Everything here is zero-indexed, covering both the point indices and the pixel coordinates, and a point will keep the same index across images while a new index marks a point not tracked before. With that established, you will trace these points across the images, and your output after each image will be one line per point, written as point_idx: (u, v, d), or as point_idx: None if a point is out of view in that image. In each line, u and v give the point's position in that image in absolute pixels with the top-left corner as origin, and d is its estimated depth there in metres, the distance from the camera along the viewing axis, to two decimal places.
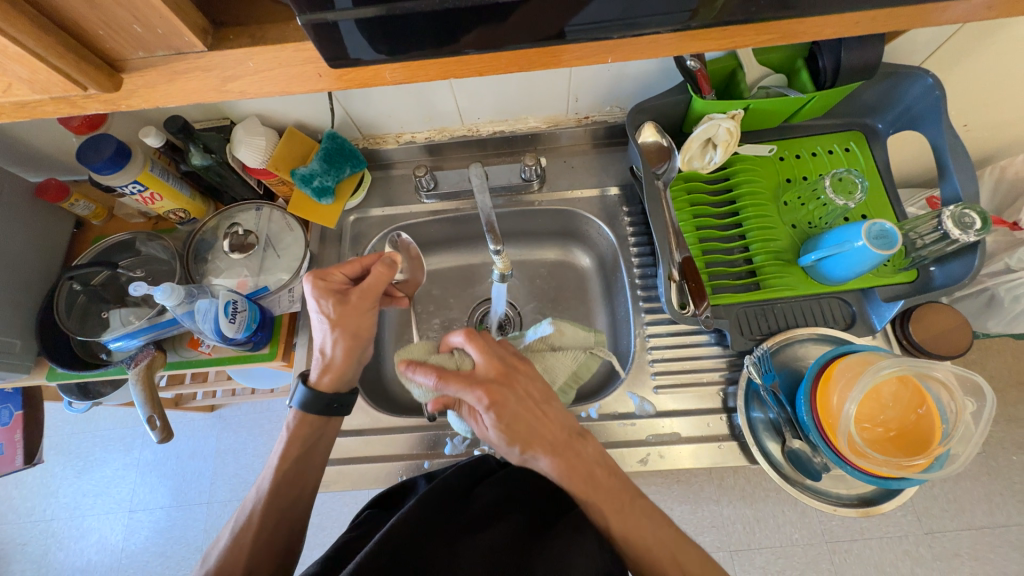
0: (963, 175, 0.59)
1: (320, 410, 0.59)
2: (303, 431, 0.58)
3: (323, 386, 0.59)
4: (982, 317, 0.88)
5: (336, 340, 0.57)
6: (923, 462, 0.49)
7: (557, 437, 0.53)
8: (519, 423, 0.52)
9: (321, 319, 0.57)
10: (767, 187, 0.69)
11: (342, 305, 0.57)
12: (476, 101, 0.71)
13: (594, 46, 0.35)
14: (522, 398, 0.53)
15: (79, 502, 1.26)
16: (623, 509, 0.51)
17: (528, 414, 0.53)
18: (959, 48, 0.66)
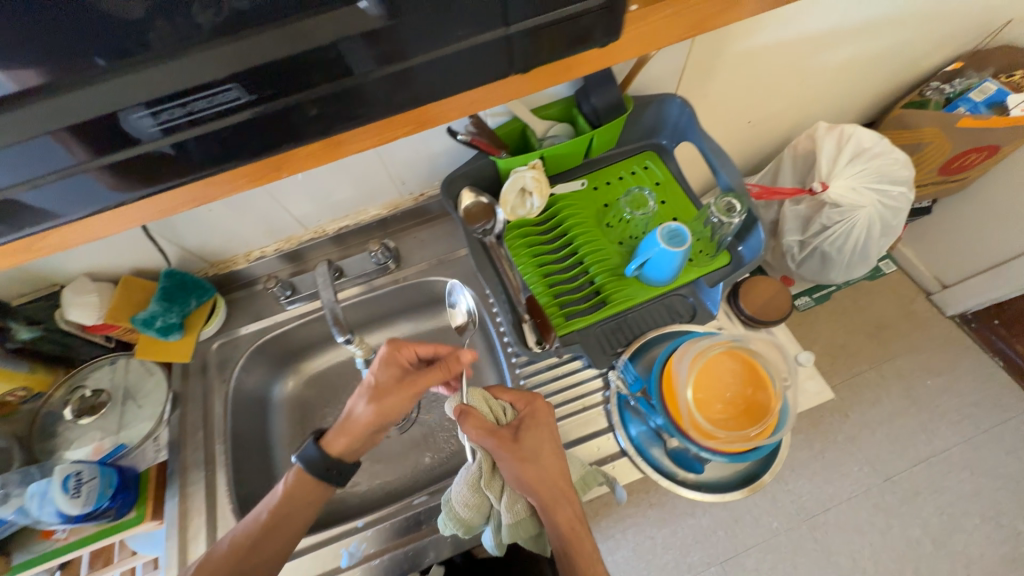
0: (727, 167, 0.68)
1: (320, 472, 0.62)
2: (300, 489, 0.62)
3: (333, 447, 0.63)
4: (825, 271, 1.00)
5: (367, 408, 0.62)
6: (762, 431, 0.53)
7: (562, 485, 0.58)
8: (534, 470, 0.57)
9: (370, 383, 0.63)
10: (589, 215, 0.76)
11: (395, 379, 0.63)
12: (311, 206, 0.76)
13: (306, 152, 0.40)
14: (531, 447, 0.58)
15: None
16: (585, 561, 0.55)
17: (531, 462, 0.57)
18: (701, 70, 0.79)
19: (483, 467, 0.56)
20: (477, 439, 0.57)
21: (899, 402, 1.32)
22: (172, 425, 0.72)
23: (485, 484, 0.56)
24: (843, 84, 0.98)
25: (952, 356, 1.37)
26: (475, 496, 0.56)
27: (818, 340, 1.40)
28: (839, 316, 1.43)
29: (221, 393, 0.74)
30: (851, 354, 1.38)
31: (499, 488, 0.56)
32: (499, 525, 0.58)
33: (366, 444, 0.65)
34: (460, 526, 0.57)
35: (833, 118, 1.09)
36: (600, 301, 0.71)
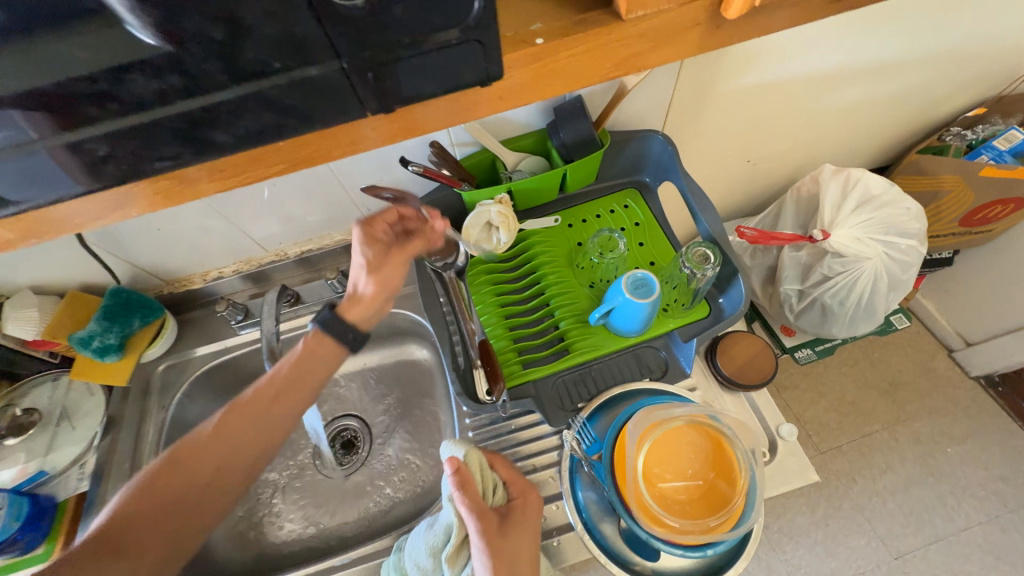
0: (707, 213, 0.63)
1: (337, 337, 0.54)
2: (364, 307, 0.54)
3: (350, 314, 0.54)
4: (826, 325, 0.92)
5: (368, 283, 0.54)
6: (719, 524, 0.46)
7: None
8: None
9: (360, 264, 0.54)
10: (560, 254, 0.71)
11: (380, 256, 0.54)
12: (270, 228, 0.72)
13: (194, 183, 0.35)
14: (517, 537, 0.49)
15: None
16: None
17: (514, 559, 0.47)
18: (692, 108, 0.74)
19: (452, 542, 0.48)
20: (463, 509, 0.48)
21: (912, 470, 1.19)
22: (103, 451, 0.68)
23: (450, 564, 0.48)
24: (851, 126, 0.91)
25: (974, 423, 1.24)
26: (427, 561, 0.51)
27: (825, 393, 1.29)
28: (849, 368, 1.32)
29: (157, 420, 0.71)
30: (860, 412, 1.26)
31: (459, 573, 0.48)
32: None
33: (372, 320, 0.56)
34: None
35: (841, 161, 1.02)
36: (563, 349, 0.64)
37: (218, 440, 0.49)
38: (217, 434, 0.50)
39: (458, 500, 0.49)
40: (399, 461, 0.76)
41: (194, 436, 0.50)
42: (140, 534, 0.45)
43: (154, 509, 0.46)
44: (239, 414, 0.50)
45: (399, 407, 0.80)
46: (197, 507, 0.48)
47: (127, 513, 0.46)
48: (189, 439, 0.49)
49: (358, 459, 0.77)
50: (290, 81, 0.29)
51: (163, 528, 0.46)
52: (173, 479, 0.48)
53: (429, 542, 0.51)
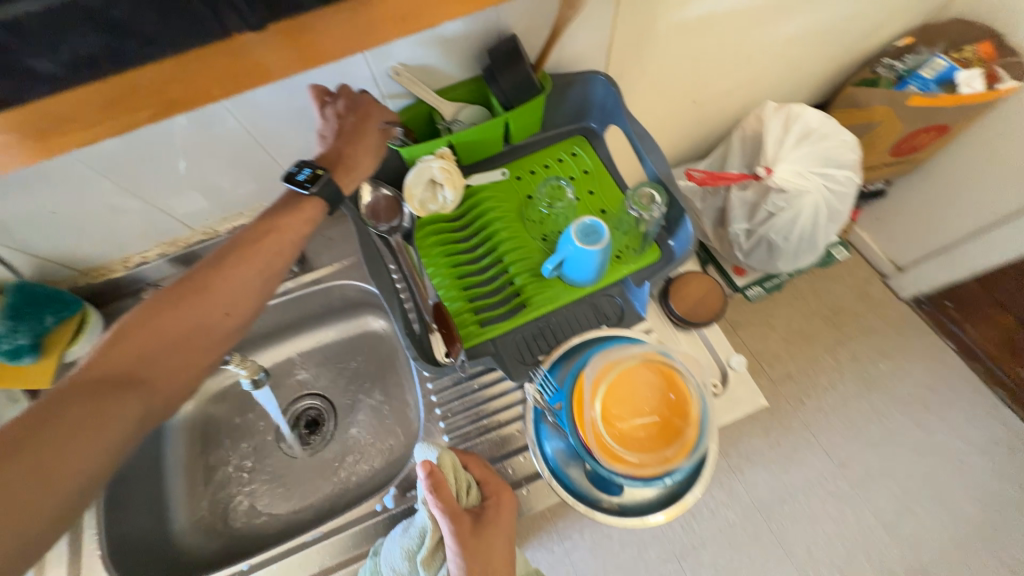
0: (653, 154, 0.62)
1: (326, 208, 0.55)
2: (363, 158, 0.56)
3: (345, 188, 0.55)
4: (773, 261, 0.96)
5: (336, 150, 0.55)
6: (674, 453, 0.48)
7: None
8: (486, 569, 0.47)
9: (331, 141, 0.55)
10: (510, 209, 0.69)
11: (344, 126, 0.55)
12: (191, 203, 0.66)
13: None
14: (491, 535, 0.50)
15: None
16: None
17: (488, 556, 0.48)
18: (632, 46, 0.71)
19: (426, 541, 0.49)
20: (436, 511, 0.48)
21: (852, 387, 1.30)
22: None
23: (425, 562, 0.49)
24: (791, 60, 0.91)
25: (904, 340, 1.35)
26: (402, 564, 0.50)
27: (775, 327, 1.37)
28: (795, 301, 1.40)
29: None
30: (806, 341, 1.36)
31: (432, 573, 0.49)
32: None
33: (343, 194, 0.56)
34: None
35: (783, 97, 1.03)
36: (520, 305, 0.64)
37: (217, 279, 0.49)
38: (213, 276, 0.49)
39: (431, 502, 0.48)
40: (366, 435, 0.75)
41: (193, 276, 0.48)
42: (150, 369, 0.45)
43: (158, 343, 0.46)
44: (239, 266, 0.50)
45: (361, 381, 0.79)
46: (202, 345, 0.48)
47: (129, 349, 0.45)
48: (192, 275, 0.48)
49: (323, 437, 0.75)
50: None
51: (170, 364, 0.46)
52: (173, 320, 0.47)
53: (403, 544, 0.51)
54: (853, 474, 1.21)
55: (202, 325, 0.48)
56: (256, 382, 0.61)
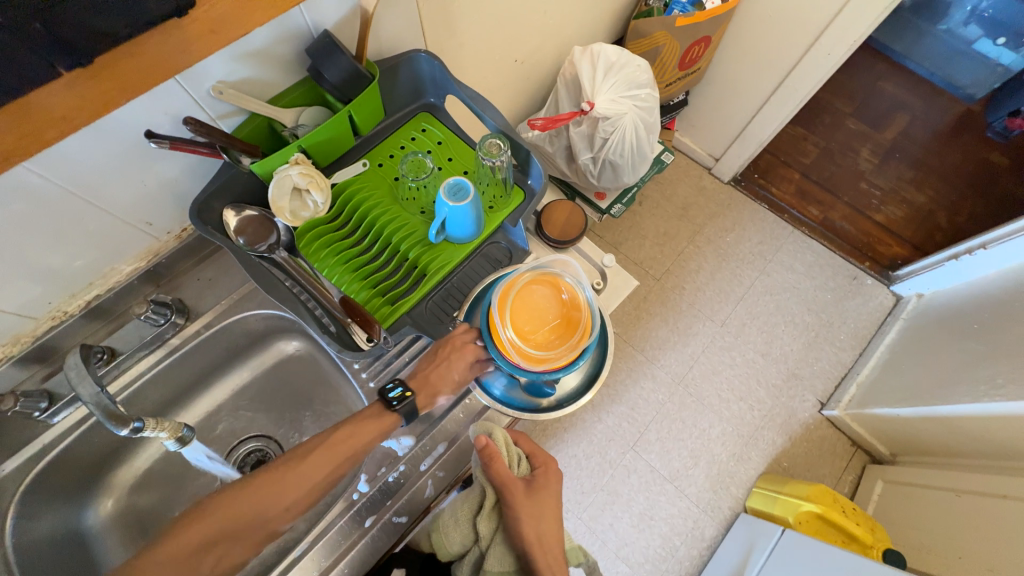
0: (490, 112, 0.70)
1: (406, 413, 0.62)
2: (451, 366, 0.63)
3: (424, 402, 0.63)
4: (621, 178, 1.13)
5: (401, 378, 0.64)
6: (579, 339, 0.58)
7: (555, 551, 0.61)
8: (540, 525, 0.60)
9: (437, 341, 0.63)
10: (382, 195, 0.73)
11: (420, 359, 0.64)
12: (27, 291, 0.59)
13: None
14: (542, 499, 0.62)
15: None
16: None
17: (542, 515, 0.61)
18: (442, 20, 0.78)
19: (485, 504, 0.61)
20: (494, 476, 0.61)
21: (713, 263, 1.60)
22: None
23: (483, 520, 0.61)
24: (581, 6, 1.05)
25: (738, 213, 1.69)
26: (461, 526, 0.62)
27: (646, 236, 1.62)
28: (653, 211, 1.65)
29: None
30: (671, 239, 1.62)
31: (489, 531, 0.61)
32: (472, 561, 0.62)
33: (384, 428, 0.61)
34: (440, 545, 0.62)
35: (586, 41, 1.19)
36: (421, 275, 0.69)
37: (290, 475, 0.56)
38: (284, 473, 0.56)
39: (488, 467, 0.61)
40: None
41: (277, 465, 0.57)
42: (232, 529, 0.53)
43: (221, 534, 0.52)
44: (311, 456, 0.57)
45: (295, 404, 0.79)
46: (242, 544, 0.53)
47: (202, 529, 0.52)
48: (269, 468, 0.56)
49: None
50: None
51: (253, 515, 0.54)
52: (253, 499, 0.55)
53: (463, 509, 0.63)
54: (733, 327, 1.51)
55: (266, 517, 0.54)
56: (183, 439, 0.59)
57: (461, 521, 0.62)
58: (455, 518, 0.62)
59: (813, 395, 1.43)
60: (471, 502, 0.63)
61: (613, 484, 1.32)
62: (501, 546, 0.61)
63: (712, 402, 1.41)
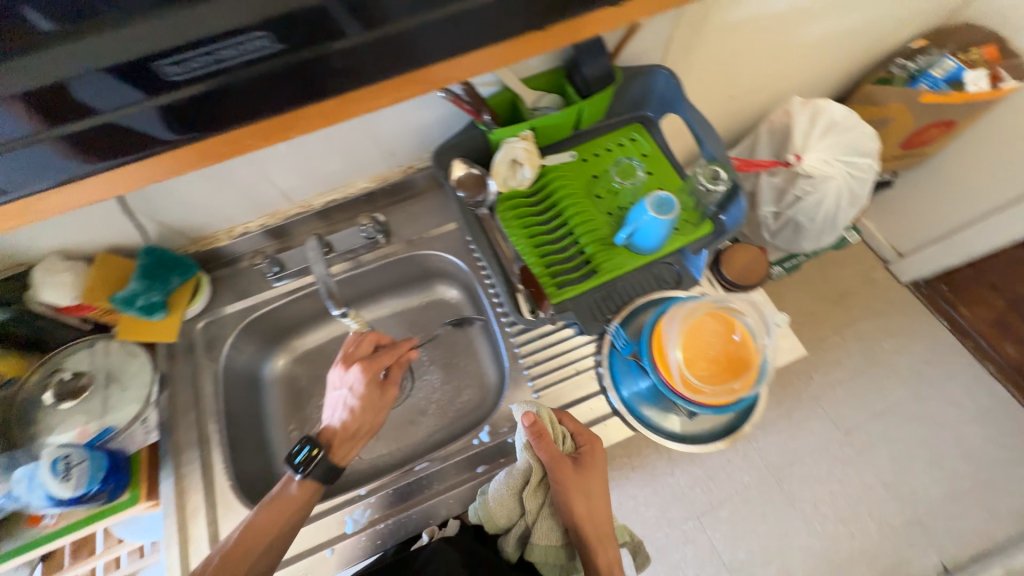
0: (712, 140, 0.71)
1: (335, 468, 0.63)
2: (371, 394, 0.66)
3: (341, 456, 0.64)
4: (797, 241, 1.06)
5: (366, 414, 0.66)
6: (739, 386, 0.56)
7: (605, 526, 0.60)
8: (590, 506, 0.59)
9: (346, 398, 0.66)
10: (578, 187, 0.77)
11: (375, 388, 0.67)
12: (296, 179, 0.73)
13: None
14: (592, 478, 0.60)
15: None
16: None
17: (592, 493, 0.59)
18: (687, 44, 0.80)
19: (533, 482, 0.58)
20: (540, 453, 0.58)
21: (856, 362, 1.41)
22: (161, 406, 0.69)
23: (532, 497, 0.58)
24: (817, 59, 1.00)
25: (905, 320, 1.47)
26: (508, 500, 0.59)
27: (786, 308, 1.48)
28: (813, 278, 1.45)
29: (211, 372, 0.72)
30: (815, 321, 1.47)
31: (536, 505, 0.59)
32: (517, 535, 0.61)
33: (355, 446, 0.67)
34: (487, 522, 0.60)
35: (806, 93, 1.13)
36: (592, 270, 0.72)
37: (252, 537, 0.58)
38: (240, 539, 0.57)
39: (535, 445, 0.58)
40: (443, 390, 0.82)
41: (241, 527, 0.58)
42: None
43: None
44: (251, 533, 0.58)
45: (436, 343, 0.86)
46: None
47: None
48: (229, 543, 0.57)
49: (405, 391, 0.81)
50: None
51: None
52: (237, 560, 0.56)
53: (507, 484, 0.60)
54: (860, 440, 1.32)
55: None
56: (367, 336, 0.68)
57: (505, 498, 0.59)
58: (502, 494, 0.59)
59: (936, 554, 1.20)
60: (517, 478, 0.59)
61: (667, 544, 1.24)
62: (548, 520, 0.60)
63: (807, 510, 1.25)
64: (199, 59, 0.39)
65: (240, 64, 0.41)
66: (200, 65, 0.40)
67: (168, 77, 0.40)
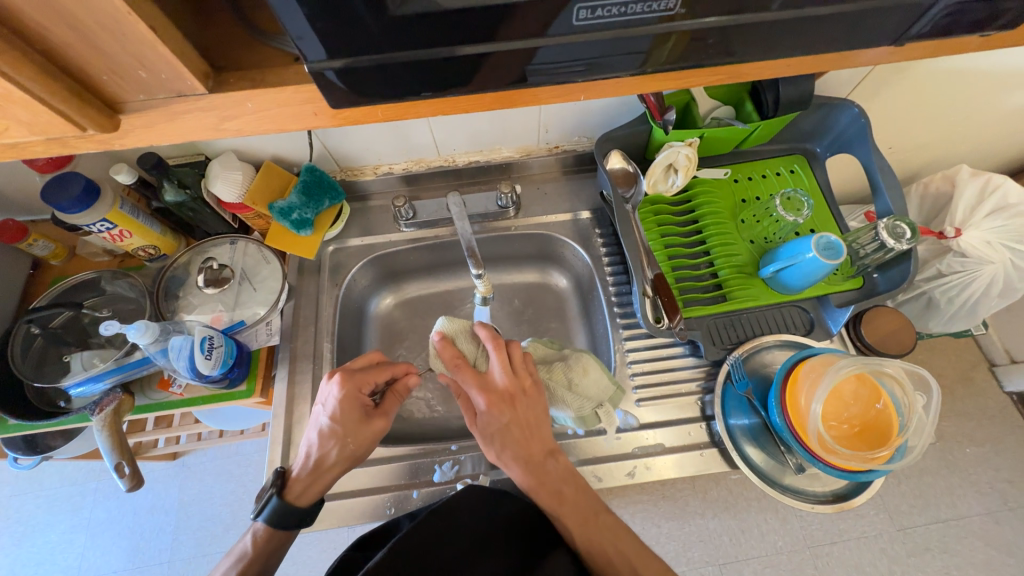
0: (892, 192, 0.66)
1: (293, 521, 0.57)
2: (346, 410, 0.58)
3: (298, 499, 0.57)
4: (925, 319, 0.99)
5: (341, 450, 0.58)
6: (886, 454, 0.53)
7: (529, 449, 0.59)
8: (494, 430, 0.60)
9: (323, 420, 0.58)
10: (725, 206, 0.74)
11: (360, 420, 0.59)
12: (451, 134, 0.75)
13: (604, 84, 0.34)
14: (519, 415, 0.60)
15: (43, 549, 1.19)
16: (585, 524, 0.56)
17: (515, 427, 0.60)
18: (883, 87, 0.74)
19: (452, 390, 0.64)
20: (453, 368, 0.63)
21: (1000, 470, 1.13)
22: (285, 314, 0.74)
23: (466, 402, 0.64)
24: (1017, 131, 0.88)
25: None
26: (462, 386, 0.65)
27: None
28: (941, 354, 1.24)
29: (332, 295, 0.77)
30: (950, 397, 1.20)
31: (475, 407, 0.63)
32: None
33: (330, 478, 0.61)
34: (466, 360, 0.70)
35: (980, 165, 1.01)
36: (722, 294, 0.70)
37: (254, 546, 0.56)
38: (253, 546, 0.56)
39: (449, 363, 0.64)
40: None
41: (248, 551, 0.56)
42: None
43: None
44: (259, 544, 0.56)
45: (534, 324, 0.85)
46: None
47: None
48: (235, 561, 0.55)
49: None
50: (749, 26, 0.29)
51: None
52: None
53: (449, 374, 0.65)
54: (975, 561, 1.06)
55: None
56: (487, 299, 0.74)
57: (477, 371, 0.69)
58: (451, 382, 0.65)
59: None
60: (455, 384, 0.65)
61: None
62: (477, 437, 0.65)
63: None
64: (617, 9, 0.27)
65: (639, 22, 0.28)
66: (614, 16, 0.27)
67: (570, 24, 0.28)
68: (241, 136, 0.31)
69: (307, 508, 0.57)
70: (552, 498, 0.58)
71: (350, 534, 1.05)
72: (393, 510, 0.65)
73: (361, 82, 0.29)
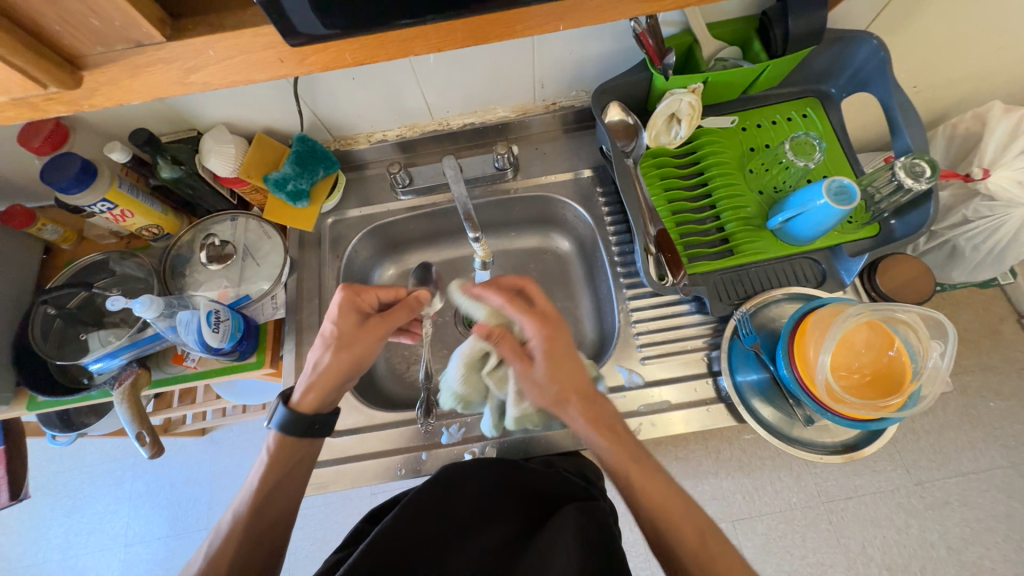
0: (912, 129, 0.61)
1: (300, 432, 0.58)
2: (347, 307, 0.60)
3: (304, 407, 0.58)
4: (947, 268, 0.95)
5: (339, 352, 0.59)
6: (898, 401, 0.52)
7: (573, 384, 0.58)
8: (550, 379, 0.58)
9: (326, 329, 0.60)
10: (732, 157, 0.71)
11: (357, 326, 0.60)
12: (443, 95, 0.72)
13: (580, 5, 0.32)
14: (558, 349, 0.59)
15: (92, 519, 1.28)
16: (634, 459, 0.54)
17: (560, 362, 0.58)
18: (906, 16, 0.67)
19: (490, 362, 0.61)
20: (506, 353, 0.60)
21: None
22: (289, 288, 0.75)
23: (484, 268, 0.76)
24: None
25: None
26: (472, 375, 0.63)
27: None
28: (967, 307, 1.19)
29: (334, 267, 0.77)
30: (976, 350, 1.16)
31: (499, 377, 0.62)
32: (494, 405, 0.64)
33: (337, 396, 0.61)
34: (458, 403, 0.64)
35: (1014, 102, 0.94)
36: (728, 249, 0.67)
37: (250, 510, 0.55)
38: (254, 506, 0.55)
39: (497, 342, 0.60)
40: None
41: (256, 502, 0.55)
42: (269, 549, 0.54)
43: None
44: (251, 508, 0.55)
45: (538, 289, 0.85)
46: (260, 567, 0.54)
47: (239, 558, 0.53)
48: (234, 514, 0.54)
49: None
50: None
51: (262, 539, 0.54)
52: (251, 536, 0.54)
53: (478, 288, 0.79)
54: (994, 512, 1.05)
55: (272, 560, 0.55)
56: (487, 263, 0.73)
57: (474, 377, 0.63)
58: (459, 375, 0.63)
59: None
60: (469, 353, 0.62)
61: None
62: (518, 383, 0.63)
63: (889, 563, 1.04)
64: None
65: None
66: None
67: None
68: (208, 89, 0.31)
69: (313, 416, 0.58)
70: (607, 434, 0.56)
71: (373, 499, 1.10)
72: (404, 471, 0.66)
73: (318, 13, 0.27)
